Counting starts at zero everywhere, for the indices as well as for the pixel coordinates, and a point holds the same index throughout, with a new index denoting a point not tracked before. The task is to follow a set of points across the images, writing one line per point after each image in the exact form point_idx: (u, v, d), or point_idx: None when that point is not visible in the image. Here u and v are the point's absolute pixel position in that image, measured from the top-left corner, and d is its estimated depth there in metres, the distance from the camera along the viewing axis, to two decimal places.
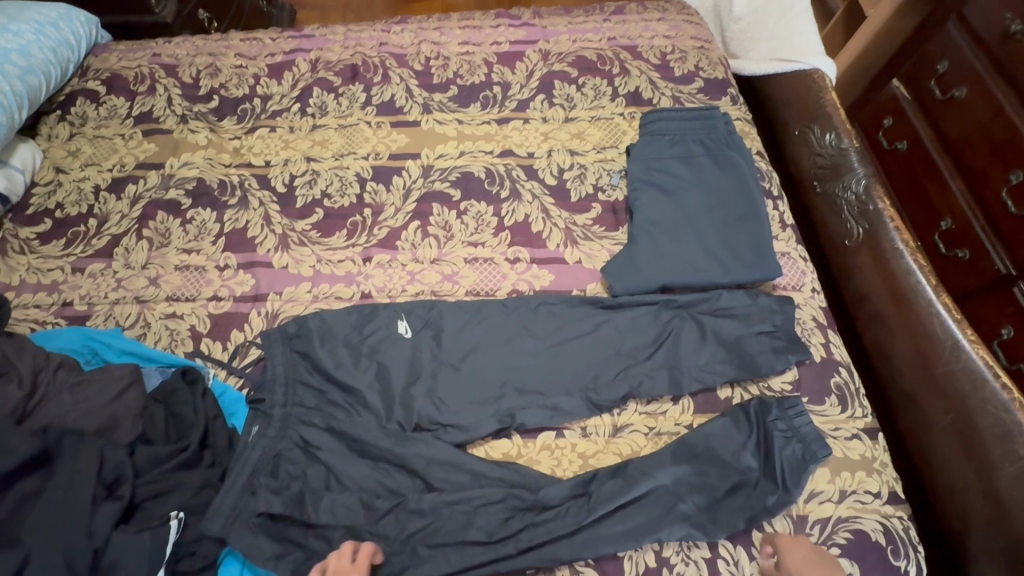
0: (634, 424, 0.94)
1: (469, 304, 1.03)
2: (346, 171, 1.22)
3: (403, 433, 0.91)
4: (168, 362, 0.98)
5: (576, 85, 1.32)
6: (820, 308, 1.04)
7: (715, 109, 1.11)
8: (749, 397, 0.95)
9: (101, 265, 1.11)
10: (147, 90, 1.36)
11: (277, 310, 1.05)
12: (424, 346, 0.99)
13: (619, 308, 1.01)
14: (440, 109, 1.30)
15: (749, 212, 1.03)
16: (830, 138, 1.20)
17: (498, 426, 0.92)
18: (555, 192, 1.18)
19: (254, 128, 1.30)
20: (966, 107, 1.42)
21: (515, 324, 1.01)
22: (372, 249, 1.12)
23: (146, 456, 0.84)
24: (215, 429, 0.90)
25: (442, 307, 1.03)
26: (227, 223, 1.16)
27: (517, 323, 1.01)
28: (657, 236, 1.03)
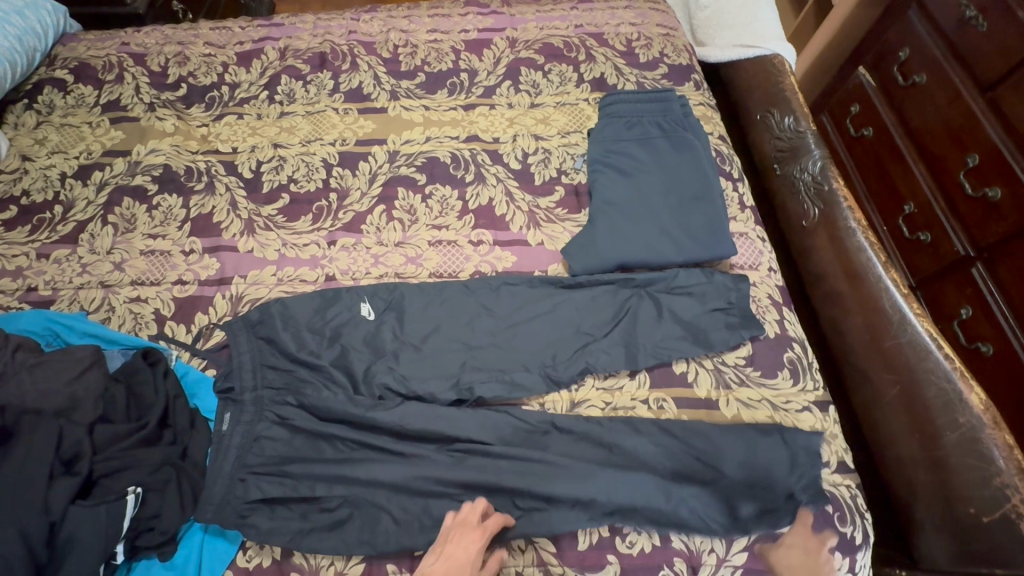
0: (591, 399, 0.96)
1: (431, 285, 1.05)
2: (313, 157, 1.23)
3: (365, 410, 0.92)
4: (130, 344, 0.99)
5: (542, 72, 1.34)
6: (775, 286, 1.07)
7: (671, 92, 1.12)
8: (703, 371, 0.97)
9: (66, 251, 1.12)
10: (115, 79, 1.36)
11: (242, 293, 1.07)
12: (387, 327, 1.01)
13: (578, 287, 1.03)
14: (407, 95, 1.31)
15: (705, 191, 1.04)
16: (789, 121, 1.22)
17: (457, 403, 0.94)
18: (519, 176, 1.20)
19: (222, 115, 1.30)
20: (927, 92, 1.45)
21: (476, 305, 1.03)
22: (337, 232, 1.13)
23: (105, 434, 0.85)
24: (176, 408, 0.91)
25: (405, 289, 1.04)
26: (193, 209, 1.17)
27: (478, 305, 1.03)
28: (615, 218, 1.04)
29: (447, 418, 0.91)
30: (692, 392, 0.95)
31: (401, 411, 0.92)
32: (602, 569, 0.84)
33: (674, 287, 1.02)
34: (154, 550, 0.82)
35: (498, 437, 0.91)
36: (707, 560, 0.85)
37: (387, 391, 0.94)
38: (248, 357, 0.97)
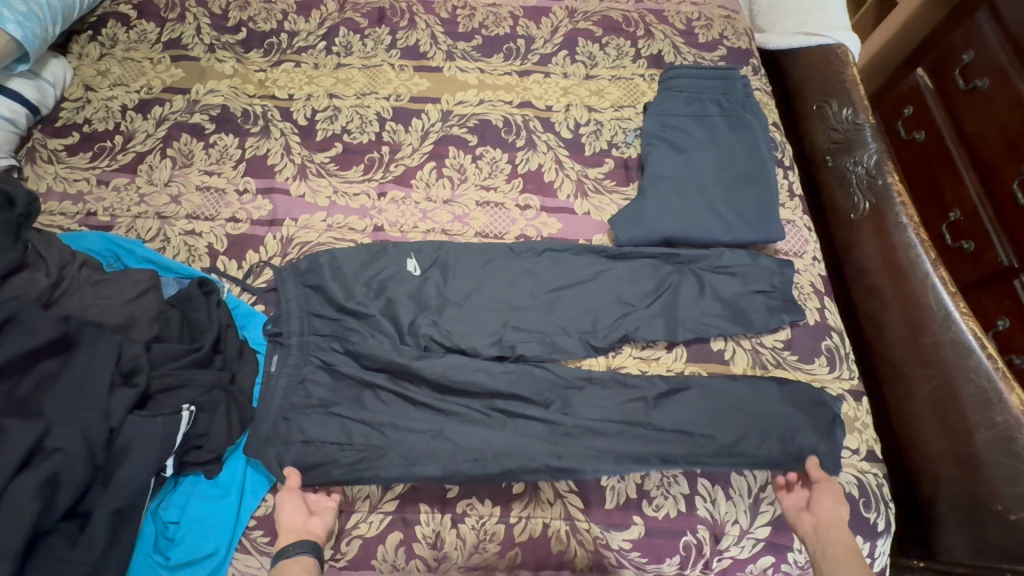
0: (627, 366, 0.97)
1: (478, 245, 1.06)
2: (368, 110, 1.24)
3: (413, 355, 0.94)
4: (185, 273, 1.02)
5: (599, 44, 1.33)
6: (819, 275, 1.07)
7: (735, 70, 1.08)
8: (741, 350, 0.98)
9: (125, 180, 1.15)
10: (177, 18, 1.38)
11: (292, 235, 1.09)
12: (432, 281, 1.02)
13: (621, 257, 1.04)
14: (463, 57, 1.32)
15: (756, 173, 1.03)
16: (846, 113, 1.20)
17: (497, 357, 0.96)
18: (569, 145, 1.20)
19: (279, 62, 1.32)
20: (985, 99, 1.42)
21: (517, 266, 1.04)
22: (387, 185, 1.15)
23: (161, 353, 0.88)
24: (227, 337, 0.94)
25: (450, 247, 1.05)
26: (248, 150, 1.19)
27: (520, 266, 1.04)
28: (665, 192, 1.04)
29: (486, 371, 0.93)
30: (728, 369, 0.97)
31: (444, 358, 0.94)
32: (627, 528, 0.87)
33: (720, 266, 1.02)
34: (201, 467, 0.86)
35: (535, 394, 0.93)
36: (729, 531, 0.87)
37: (430, 340, 0.96)
38: (298, 297, 0.99)
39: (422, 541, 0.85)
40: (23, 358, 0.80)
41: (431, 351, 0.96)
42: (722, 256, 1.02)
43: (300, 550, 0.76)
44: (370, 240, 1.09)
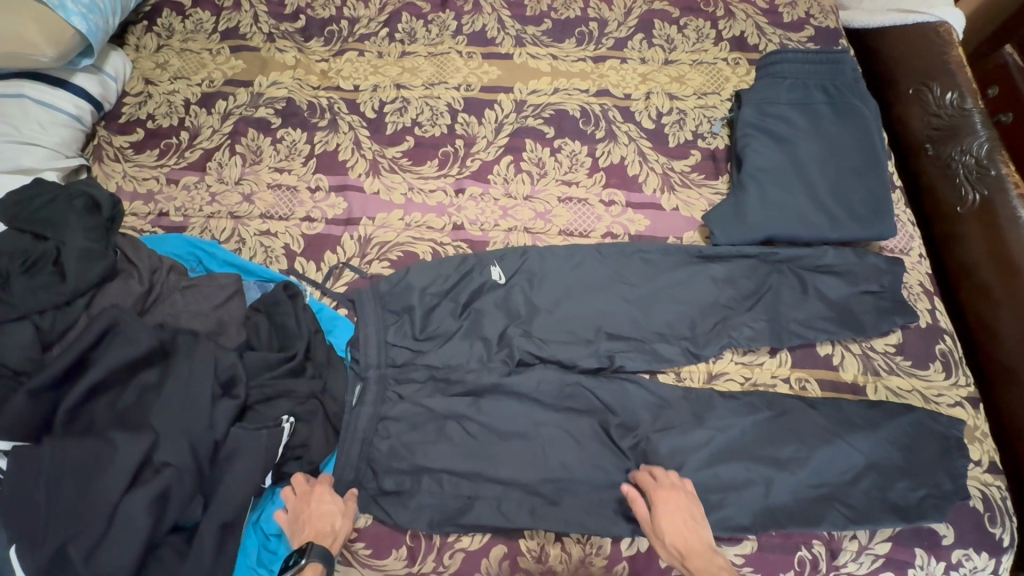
0: (730, 373, 0.93)
1: (563, 249, 0.99)
2: (438, 101, 1.18)
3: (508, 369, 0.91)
4: (265, 277, 0.99)
5: (677, 26, 1.26)
6: (927, 274, 1.01)
7: (845, 53, 1.00)
8: (851, 356, 0.93)
9: (194, 179, 1.11)
10: (233, 6, 1.33)
11: (370, 235, 1.05)
12: (518, 289, 0.97)
13: (718, 258, 0.97)
14: (533, 43, 1.25)
15: (869, 164, 0.96)
16: (951, 97, 1.12)
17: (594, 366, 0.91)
18: (652, 136, 1.14)
19: (342, 51, 1.26)
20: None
21: (604, 272, 0.98)
22: (464, 181, 1.10)
23: (254, 361, 0.85)
24: (315, 344, 0.91)
25: (535, 254, 0.99)
26: (318, 145, 1.15)
27: (607, 271, 0.98)
28: (767, 188, 0.97)
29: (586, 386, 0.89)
30: (838, 376, 0.92)
31: (541, 371, 0.90)
32: (739, 543, 0.83)
33: (827, 266, 0.96)
34: None
35: (635, 404, 0.89)
36: (847, 546, 0.82)
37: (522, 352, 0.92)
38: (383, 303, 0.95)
39: (527, 555, 0.82)
40: (124, 369, 0.78)
41: (524, 362, 0.93)
42: (829, 255, 0.96)
43: (314, 551, 0.73)
44: (450, 239, 1.05)
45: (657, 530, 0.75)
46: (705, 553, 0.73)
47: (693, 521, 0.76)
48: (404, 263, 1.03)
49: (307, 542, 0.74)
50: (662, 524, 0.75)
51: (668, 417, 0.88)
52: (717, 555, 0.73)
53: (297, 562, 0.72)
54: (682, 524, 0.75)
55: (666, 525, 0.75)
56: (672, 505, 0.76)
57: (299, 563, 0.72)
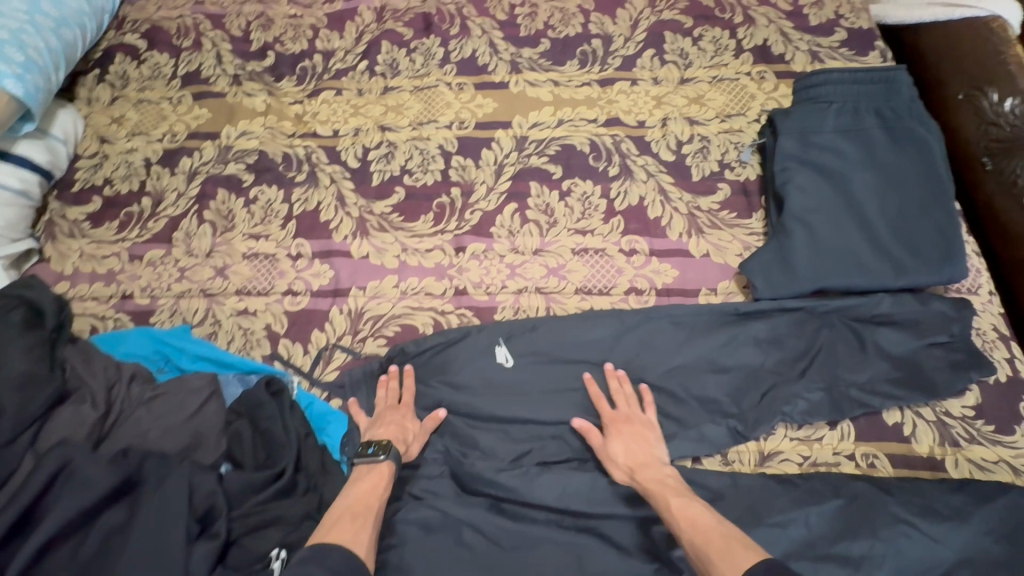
0: (785, 452, 0.81)
1: (576, 318, 0.88)
2: (428, 143, 1.05)
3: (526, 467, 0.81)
4: (247, 368, 0.87)
5: (691, 38, 1.12)
6: (1000, 316, 0.88)
7: (901, 69, 0.86)
8: (923, 424, 0.80)
9: (160, 252, 0.99)
10: (193, 46, 1.19)
11: (362, 308, 0.93)
12: (529, 371, 0.87)
13: (760, 315, 0.85)
14: (531, 67, 1.11)
15: (936, 197, 0.82)
16: (1011, 104, 0.98)
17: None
18: (673, 169, 1.01)
19: (317, 91, 1.12)
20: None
21: (623, 347, 0.86)
22: (464, 237, 0.97)
23: (236, 483, 0.73)
24: (307, 450, 0.80)
25: (546, 325, 0.88)
26: (296, 204, 1.02)
27: (626, 343, 0.86)
28: (817, 232, 0.84)
29: (614, 491, 0.78)
30: (910, 449, 0.79)
31: (565, 473, 0.80)
32: None
33: (888, 318, 0.83)
34: None
35: None
36: None
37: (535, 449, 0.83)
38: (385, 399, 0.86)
39: None
40: (81, 514, 0.66)
41: (540, 462, 0.82)
42: (891, 304, 0.83)
43: (393, 452, 0.77)
44: (452, 306, 0.93)
45: (608, 452, 0.79)
46: (654, 469, 0.76)
47: (648, 444, 0.79)
48: (403, 338, 0.91)
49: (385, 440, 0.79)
50: (612, 445, 0.79)
51: (720, 513, 0.76)
52: (667, 470, 0.77)
53: (375, 453, 0.77)
54: (636, 446, 0.79)
55: (615, 448, 0.79)
56: (625, 428, 0.80)
57: (377, 456, 0.77)
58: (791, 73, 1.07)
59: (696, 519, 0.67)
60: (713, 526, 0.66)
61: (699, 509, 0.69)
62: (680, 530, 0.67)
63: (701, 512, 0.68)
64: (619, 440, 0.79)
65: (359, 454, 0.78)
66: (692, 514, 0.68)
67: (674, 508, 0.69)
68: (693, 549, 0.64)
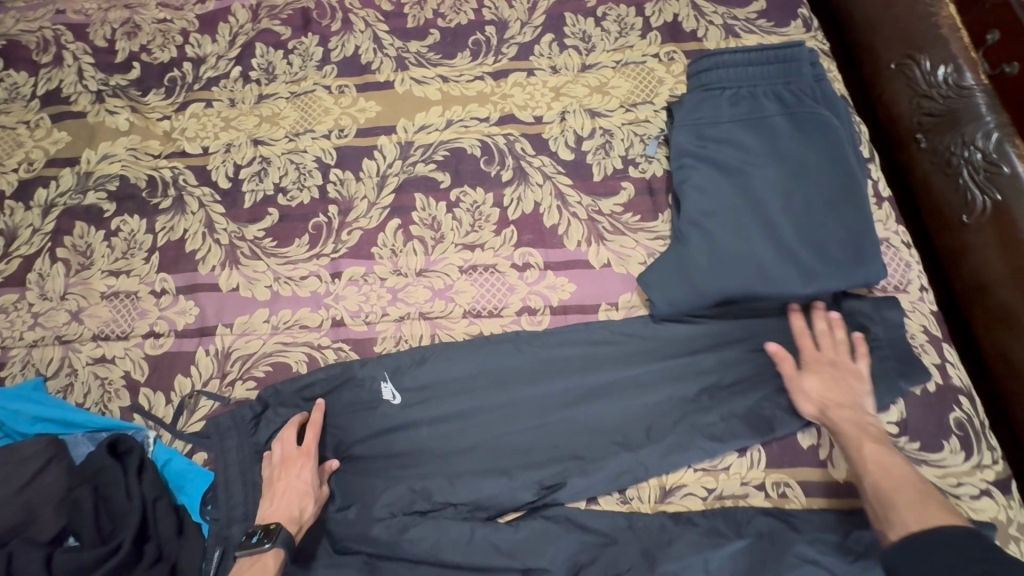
0: (688, 485, 0.72)
1: (466, 346, 0.81)
2: (304, 156, 0.95)
3: (403, 520, 0.71)
4: (96, 426, 0.79)
5: (594, 18, 1.00)
6: (932, 314, 0.79)
7: (799, 46, 0.79)
8: (841, 445, 0.72)
9: (13, 297, 0.90)
10: (53, 61, 1.08)
11: (229, 347, 0.84)
12: (417, 405, 0.78)
13: (663, 337, 0.78)
14: (418, 63, 1.00)
15: (845, 189, 0.74)
16: (943, 73, 0.87)
17: (521, 501, 0.72)
18: (572, 169, 0.91)
19: (186, 104, 1.02)
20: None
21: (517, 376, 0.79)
22: (341, 261, 0.88)
23: (66, 565, 0.66)
24: (155, 517, 0.72)
25: (433, 358, 0.80)
26: (160, 234, 0.92)
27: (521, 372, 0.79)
28: (716, 237, 0.76)
29: (495, 542, 0.70)
30: (826, 474, 0.71)
31: (441, 522, 0.71)
32: None
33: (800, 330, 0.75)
34: None
35: (568, 549, 0.69)
36: None
37: (414, 496, 0.73)
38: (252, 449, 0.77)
39: None
40: None
41: (415, 509, 0.72)
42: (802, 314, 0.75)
43: (280, 537, 0.66)
44: (329, 339, 0.84)
45: (800, 386, 0.71)
46: (853, 411, 0.68)
47: (852, 384, 0.70)
48: (274, 380, 0.82)
49: (271, 524, 0.67)
50: (806, 378, 0.71)
51: (611, 561, 0.68)
52: (869, 415, 0.68)
53: (261, 541, 0.66)
54: (834, 384, 0.70)
55: (814, 384, 0.70)
56: (826, 367, 0.71)
57: (263, 544, 0.65)
58: (702, 51, 0.96)
59: (894, 468, 0.62)
60: (915, 486, 0.60)
61: (898, 463, 0.63)
62: (872, 476, 0.62)
63: (900, 463, 0.63)
64: (813, 375, 0.71)
65: (242, 545, 0.66)
66: (893, 468, 0.62)
67: (868, 454, 0.64)
68: (881, 497, 0.60)
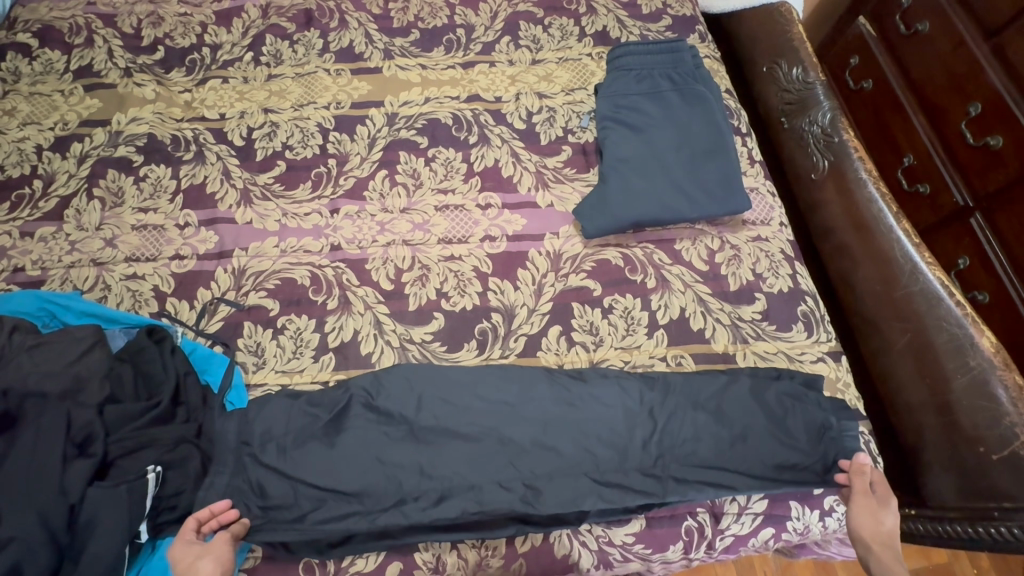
0: (610, 358, 0.96)
1: (466, 289, 1.01)
2: (307, 122, 1.17)
3: (374, 398, 0.89)
4: (131, 322, 0.95)
5: (542, 26, 1.28)
6: (787, 241, 1.06)
7: (682, 42, 1.11)
8: (721, 326, 0.98)
9: (51, 229, 1.06)
10: (84, 42, 1.26)
11: (244, 266, 1.03)
12: (410, 410, 0.88)
13: (594, 253, 1.04)
14: (402, 54, 1.25)
15: (718, 145, 1.04)
16: (796, 72, 1.19)
17: (486, 458, 0.85)
18: (524, 136, 1.16)
19: (205, 80, 1.22)
20: (957, 11, 1.28)
21: (515, 474, 0.84)
22: (339, 200, 1.09)
23: (116, 414, 0.82)
24: (186, 385, 0.89)
25: (431, 280, 1.02)
26: (183, 180, 1.11)
27: (515, 472, 0.85)
28: (627, 177, 1.03)
29: (450, 428, 0.87)
30: (709, 348, 0.97)
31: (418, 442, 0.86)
32: (629, 522, 0.86)
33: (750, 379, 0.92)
34: (175, 524, 0.82)
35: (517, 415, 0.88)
36: (729, 509, 0.87)
37: (391, 385, 0.90)
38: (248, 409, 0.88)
39: (423, 567, 0.82)
40: None
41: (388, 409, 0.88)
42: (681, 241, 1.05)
43: None
44: (328, 260, 1.04)
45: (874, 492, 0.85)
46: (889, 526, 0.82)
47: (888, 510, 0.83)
48: (282, 291, 1.01)
49: None
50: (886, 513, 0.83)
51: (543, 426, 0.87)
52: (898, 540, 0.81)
53: None
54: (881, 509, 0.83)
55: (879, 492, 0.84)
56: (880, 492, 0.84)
57: None
58: None
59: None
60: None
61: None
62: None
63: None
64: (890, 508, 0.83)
65: None
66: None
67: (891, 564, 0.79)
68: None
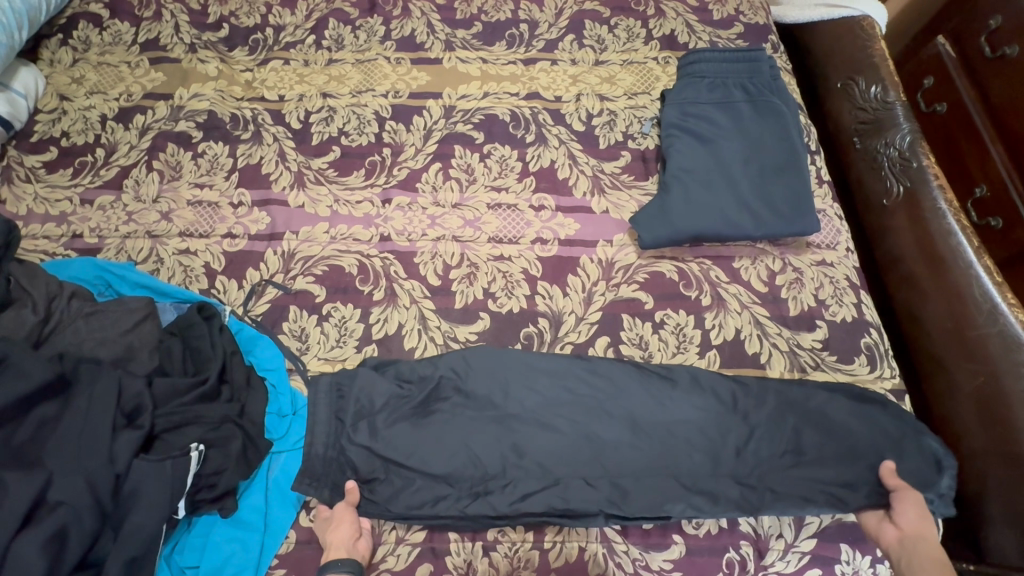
0: None
1: (514, 291, 0.99)
2: (365, 109, 1.16)
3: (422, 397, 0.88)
4: (182, 298, 0.97)
5: (607, 26, 1.25)
6: (854, 268, 1.01)
7: (761, 52, 1.07)
8: (778, 353, 0.94)
9: (110, 198, 1.07)
10: (153, 16, 1.28)
11: (294, 250, 1.02)
12: (455, 409, 0.87)
13: (647, 264, 1.01)
14: (463, 46, 1.23)
15: (790, 162, 1.01)
16: (875, 90, 1.14)
17: (556, 451, 0.84)
18: (583, 138, 1.13)
19: (267, 60, 1.23)
20: None
21: (602, 472, 0.84)
22: (391, 190, 1.08)
23: (163, 388, 0.83)
24: (232, 365, 0.89)
25: (479, 279, 1.00)
26: (240, 159, 1.11)
27: (584, 468, 0.84)
28: (691, 188, 1.00)
29: (494, 434, 0.85)
30: (764, 374, 0.92)
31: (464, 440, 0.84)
32: (667, 548, 0.83)
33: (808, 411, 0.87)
34: (213, 503, 0.82)
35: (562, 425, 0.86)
36: (774, 545, 0.83)
37: (433, 385, 0.89)
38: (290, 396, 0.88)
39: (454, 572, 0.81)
40: (19, 404, 0.75)
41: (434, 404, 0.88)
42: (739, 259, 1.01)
43: None
44: (377, 251, 1.03)
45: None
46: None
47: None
48: (330, 278, 1.00)
49: None
50: None
51: (588, 439, 0.85)
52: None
53: None
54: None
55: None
56: None
57: None
58: None
59: None
60: None
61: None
62: None
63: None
64: None
65: None
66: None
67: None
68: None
